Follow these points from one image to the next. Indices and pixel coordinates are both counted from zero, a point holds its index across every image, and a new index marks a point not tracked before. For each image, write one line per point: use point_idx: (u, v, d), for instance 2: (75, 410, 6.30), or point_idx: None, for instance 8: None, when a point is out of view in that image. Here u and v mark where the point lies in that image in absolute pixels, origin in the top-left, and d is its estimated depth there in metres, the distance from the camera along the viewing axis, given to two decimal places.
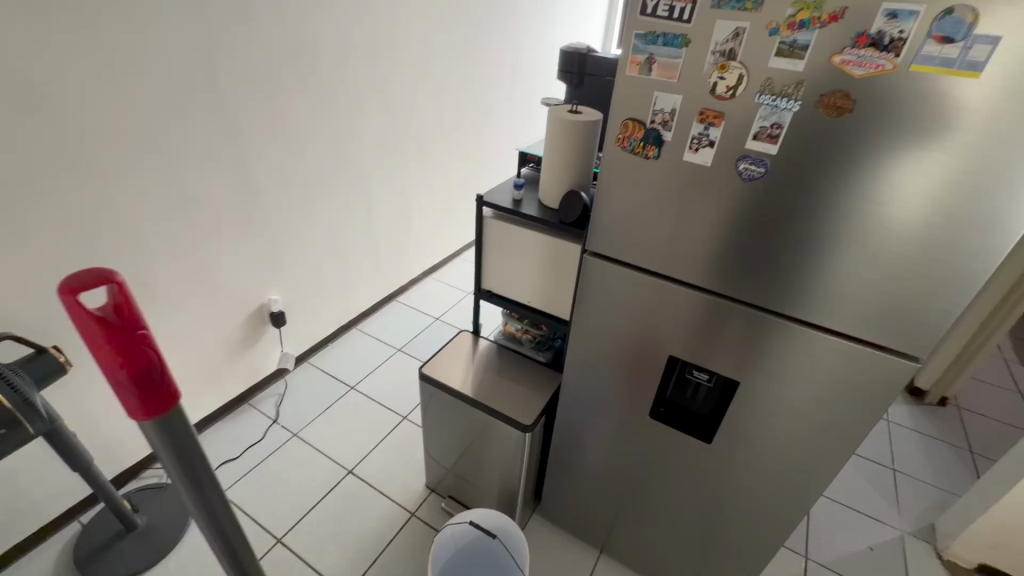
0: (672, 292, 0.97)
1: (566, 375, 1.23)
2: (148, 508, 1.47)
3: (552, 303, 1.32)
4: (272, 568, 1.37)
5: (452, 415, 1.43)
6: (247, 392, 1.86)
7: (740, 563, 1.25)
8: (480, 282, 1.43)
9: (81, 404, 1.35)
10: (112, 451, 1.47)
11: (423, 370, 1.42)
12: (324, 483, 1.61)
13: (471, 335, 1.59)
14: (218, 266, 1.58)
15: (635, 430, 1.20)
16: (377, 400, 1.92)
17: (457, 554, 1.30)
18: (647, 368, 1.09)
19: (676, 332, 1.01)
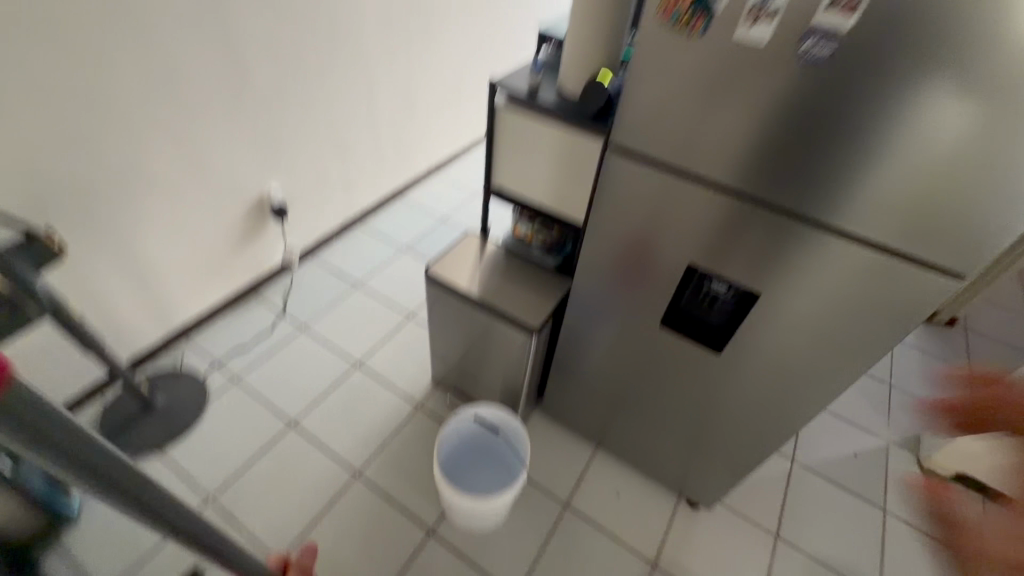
0: (698, 196, 0.89)
1: (578, 278, 1.19)
2: (166, 390, 1.53)
3: (565, 204, 1.24)
4: (288, 448, 1.47)
5: (457, 315, 1.42)
6: (253, 285, 1.85)
7: (732, 463, 1.30)
8: (489, 179, 1.34)
9: (87, 290, 1.35)
10: (124, 337, 1.50)
11: (429, 269, 1.39)
12: (333, 374, 1.66)
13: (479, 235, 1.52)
14: (213, 152, 1.48)
15: (642, 337, 1.19)
16: (382, 297, 1.92)
17: (460, 445, 1.36)
18: (661, 275, 1.04)
19: (696, 239, 0.95)
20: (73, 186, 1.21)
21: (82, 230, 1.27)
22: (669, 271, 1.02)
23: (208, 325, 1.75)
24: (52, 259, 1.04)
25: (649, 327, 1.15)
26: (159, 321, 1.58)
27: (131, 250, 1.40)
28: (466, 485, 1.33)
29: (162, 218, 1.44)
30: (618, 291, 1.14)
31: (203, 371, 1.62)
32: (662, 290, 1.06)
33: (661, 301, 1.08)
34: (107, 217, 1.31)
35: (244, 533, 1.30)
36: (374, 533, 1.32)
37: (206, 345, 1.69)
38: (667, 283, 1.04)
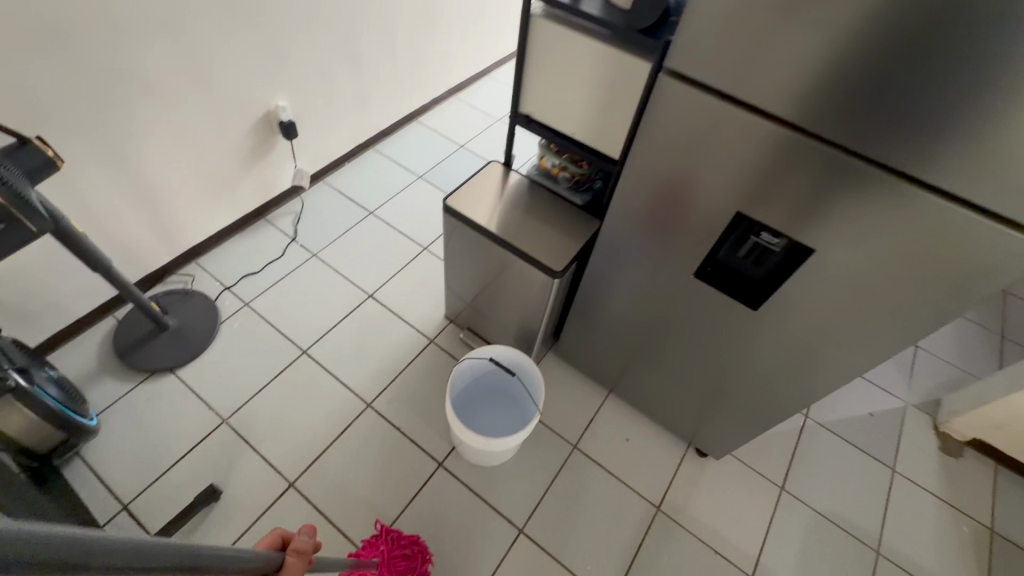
0: (761, 134, 0.77)
1: (609, 219, 1.10)
2: (178, 311, 1.52)
3: (600, 136, 1.13)
4: (300, 375, 1.47)
5: (475, 252, 1.35)
6: (263, 208, 1.78)
7: (749, 419, 1.27)
8: (517, 103, 1.21)
9: (88, 205, 1.29)
10: (131, 255, 1.46)
11: (447, 200, 1.30)
12: (345, 304, 1.63)
13: (502, 166, 1.41)
14: (213, 58, 1.35)
15: (671, 287, 1.11)
16: (396, 227, 1.84)
17: (473, 383, 1.34)
18: (703, 223, 0.94)
19: (750, 186, 0.84)
20: (63, 89, 1.11)
21: (77, 140, 1.19)
22: (713, 219, 0.92)
23: (218, 247, 1.70)
24: (51, 175, 0.97)
25: (681, 277, 1.07)
26: (166, 240, 1.53)
27: (130, 163, 1.32)
28: (477, 423, 1.33)
29: (162, 131, 1.34)
30: (651, 237, 1.05)
31: (214, 294, 1.59)
32: (701, 239, 0.97)
33: (700, 250, 0.99)
34: (102, 127, 1.22)
35: (260, 453, 1.32)
36: (385, 461, 1.35)
37: (217, 267, 1.65)
38: (708, 231, 0.95)
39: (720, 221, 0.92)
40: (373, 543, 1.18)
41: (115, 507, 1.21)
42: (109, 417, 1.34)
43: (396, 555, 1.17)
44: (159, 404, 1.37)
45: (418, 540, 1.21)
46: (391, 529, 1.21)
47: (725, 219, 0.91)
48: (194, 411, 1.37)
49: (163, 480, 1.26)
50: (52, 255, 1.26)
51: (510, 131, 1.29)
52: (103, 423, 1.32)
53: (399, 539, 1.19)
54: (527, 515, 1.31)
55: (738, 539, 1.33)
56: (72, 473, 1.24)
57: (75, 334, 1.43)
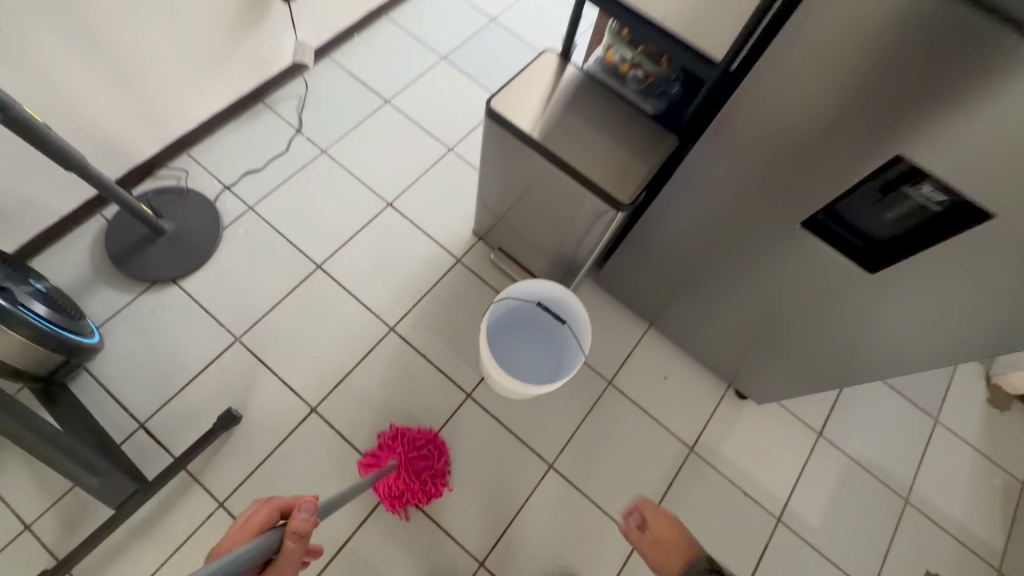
0: (949, 19, 0.55)
1: (703, 145, 0.88)
2: (172, 213, 1.34)
3: (701, 28, 0.84)
4: (315, 292, 1.34)
5: (520, 168, 1.13)
6: (260, 89, 1.51)
7: (810, 376, 1.17)
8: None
9: (41, 75, 1.05)
10: (109, 143, 1.25)
11: (491, 102, 1.05)
12: (361, 213, 1.45)
13: (557, 57, 1.12)
14: None
15: (756, 230, 0.93)
16: (417, 122, 1.58)
17: (516, 308, 1.23)
18: (825, 147, 0.74)
19: (907, 95, 0.63)
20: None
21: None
22: (841, 139, 0.72)
23: (213, 135, 1.47)
24: None
25: (776, 219, 0.88)
26: (147, 125, 1.30)
27: (87, 22, 1.05)
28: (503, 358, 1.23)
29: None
30: (752, 174, 0.85)
31: (212, 194, 1.40)
32: (818, 168, 0.77)
33: (818, 191, 0.79)
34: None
35: (277, 377, 1.24)
36: (410, 389, 1.27)
37: (212, 161, 1.44)
38: (830, 158, 0.74)
39: (861, 154, 0.71)
40: (389, 445, 1.18)
41: (131, 425, 1.16)
42: (113, 329, 1.24)
43: (415, 456, 1.18)
44: (164, 319, 1.26)
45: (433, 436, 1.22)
46: (405, 430, 1.21)
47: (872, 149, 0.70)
48: (204, 327, 1.27)
49: (178, 399, 1.19)
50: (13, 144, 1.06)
51: (576, 10, 0.98)
52: (106, 336, 1.23)
53: (413, 438, 1.20)
54: (557, 449, 1.27)
55: (768, 483, 1.30)
56: (80, 388, 1.17)
57: (62, 235, 1.28)
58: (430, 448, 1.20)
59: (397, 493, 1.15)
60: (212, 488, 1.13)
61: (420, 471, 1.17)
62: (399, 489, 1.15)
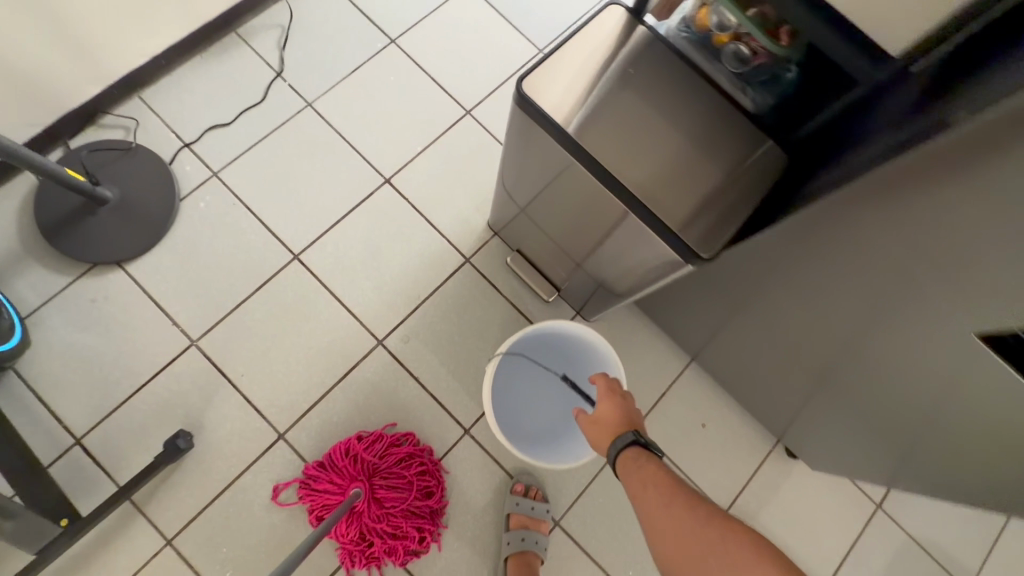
0: None
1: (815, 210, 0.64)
2: (115, 177, 1.07)
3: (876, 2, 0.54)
4: (290, 289, 1.10)
5: (556, 178, 0.82)
6: (231, 13, 1.18)
7: (884, 470, 0.93)
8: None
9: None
10: (28, 83, 0.96)
11: (522, 86, 0.72)
12: (352, 189, 1.17)
13: (627, 16, 0.77)
14: None
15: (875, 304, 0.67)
16: (429, 72, 1.25)
17: (553, 344, 1.03)
18: (886, 194, 0.55)
19: (979, 133, 0.45)
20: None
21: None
22: (906, 186, 0.52)
23: (171, 73, 1.16)
24: None
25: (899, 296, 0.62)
26: (76, 58, 1.00)
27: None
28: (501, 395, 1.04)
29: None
30: (879, 262, 0.61)
31: (169, 153, 1.12)
32: (878, 221, 0.58)
33: (982, 281, 0.53)
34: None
35: (239, 392, 1.04)
36: (397, 419, 1.07)
37: (169, 109, 1.14)
38: (890, 208, 0.55)
39: None
40: (348, 469, 1.00)
41: (67, 440, 0.98)
42: (45, 320, 1.03)
43: (380, 484, 1.00)
44: (107, 311, 1.04)
45: (432, 457, 1.04)
46: (377, 448, 1.02)
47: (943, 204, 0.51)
48: (154, 326, 1.05)
49: (123, 413, 1.00)
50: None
51: None
52: (37, 330, 1.02)
53: (387, 448, 1.02)
54: (566, 503, 1.08)
55: (810, 560, 1.11)
56: (6, 393, 0.98)
57: None
58: (421, 473, 1.03)
59: (354, 532, 0.98)
60: (160, 522, 0.97)
61: (388, 504, 1.00)
62: (357, 532, 0.98)
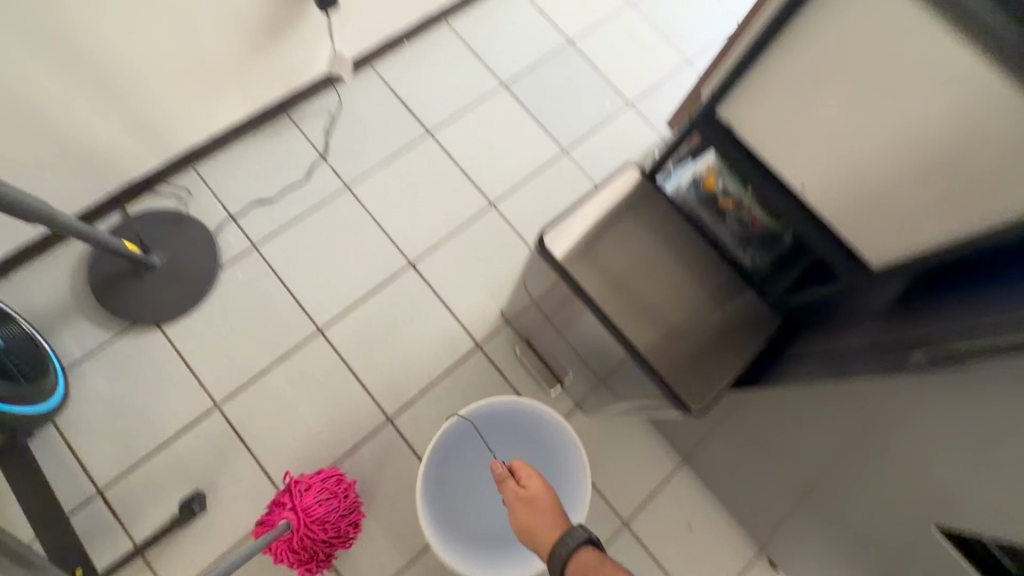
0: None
1: (792, 386, 0.71)
2: (164, 244, 1.17)
3: (863, 217, 0.64)
4: (311, 362, 1.17)
5: (567, 305, 0.90)
6: (286, 100, 1.30)
7: None
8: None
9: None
10: (100, 160, 1.08)
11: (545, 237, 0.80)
12: (378, 270, 1.25)
13: (642, 173, 0.86)
14: None
15: (846, 469, 0.72)
16: (460, 164, 1.36)
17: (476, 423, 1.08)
18: (841, 397, 0.63)
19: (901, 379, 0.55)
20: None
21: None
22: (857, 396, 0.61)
23: (226, 148, 1.27)
24: None
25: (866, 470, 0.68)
26: (146, 139, 1.11)
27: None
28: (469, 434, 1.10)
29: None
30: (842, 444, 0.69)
31: (215, 224, 1.22)
32: (839, 413, 0.65)
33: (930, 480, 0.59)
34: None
35: (252, 459, 1.10)
36: (398, 498, 1.12)
37: (221, 181, 1.25)
38: (846, 408, 0.64)
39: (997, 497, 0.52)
40: (276, 501, 1.01)
41: (89, 490, 1.05)
42: (83, 373, 1.11)
43: (305, 506, 1.00)
44: (141, 369, 1.12)
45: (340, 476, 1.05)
46: (295, 478, 1.04)
47: (886, 414, 0.59)
48: (182, 389, 1.12)
49: (143, 467, 1.07)
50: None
51: None
52: (76, 382, 1.10)
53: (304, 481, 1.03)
54: None
55: None
56: (41, 439, 1.06)
57: (45, 252, 1.15)
58: (336, 490, 1.04)
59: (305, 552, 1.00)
60: None
61: (319, 519, 1.00)
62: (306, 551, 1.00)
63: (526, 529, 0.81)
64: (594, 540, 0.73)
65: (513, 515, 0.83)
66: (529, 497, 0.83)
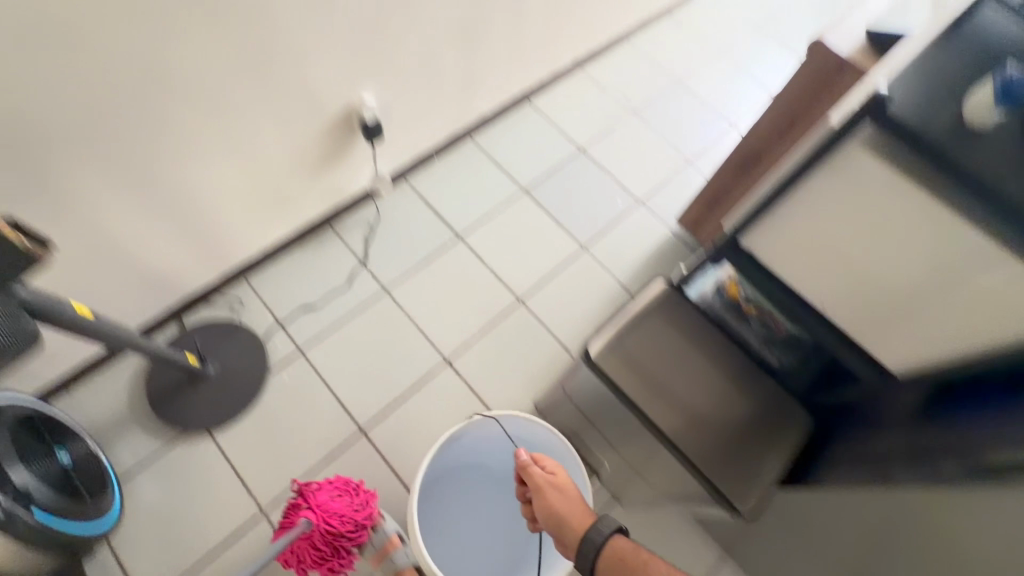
0: None
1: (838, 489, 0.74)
2: (218, 352, 1.25)
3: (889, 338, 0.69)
4: (354, 464, 1.21)
5: (608, 407, 0.96)
6: (330, 214, 1.43)
7: None
8: (739, 233, 0.72)
9: (97, 225, 0.97)
10: (167, 279, 1.18)
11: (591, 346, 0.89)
12: (416, 369, 1.32)
13: (669, 283, 0.95)
14: (280, 44, 0.98)
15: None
16: (489, 263, 1.47)
17: (460, 449, 1.09)
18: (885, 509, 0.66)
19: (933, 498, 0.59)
20: (37, 60, 0.74)
21: (59, 132, 0.82)
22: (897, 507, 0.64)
23: (275, 259, 1.38)
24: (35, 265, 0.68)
25: None
26: (209, 259, 1.22)
27: (154, 173, 0.98)
28: (491, 437, 1.10)
29: (192, 126, 0.97)
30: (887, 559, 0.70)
31: (264, 330, 1.31)
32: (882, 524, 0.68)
33: None
34: (103, 123, 0.86)
35: None
36: None
37: (270, 290, 1.35)
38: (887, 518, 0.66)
39: None
40: (291, 505, 1.00)
41: None
42: (136, 482, 1.14)
43: (323, 506, 0.98)
44: (191, 476, 1.16)
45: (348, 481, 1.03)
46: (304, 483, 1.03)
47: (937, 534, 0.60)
48: (231, 497, 1.15)
49: None
50: (50, 288, 0.98)
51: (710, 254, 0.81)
52: (128, 492, 1.13)
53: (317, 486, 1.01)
54: None
55: None
56: (92, 556, 1.07)
57: (107, 364, 1.22)
58: (348, 491, 1.02)
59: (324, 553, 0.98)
60: None
61: (338, 520, 0.98)
62: (324, 552, 0.98)
63: (552, 513, 0.83)
64: (624, 529, 0.77)
65: (538, 499, 0.86)
66: (557, 485, 0.86)
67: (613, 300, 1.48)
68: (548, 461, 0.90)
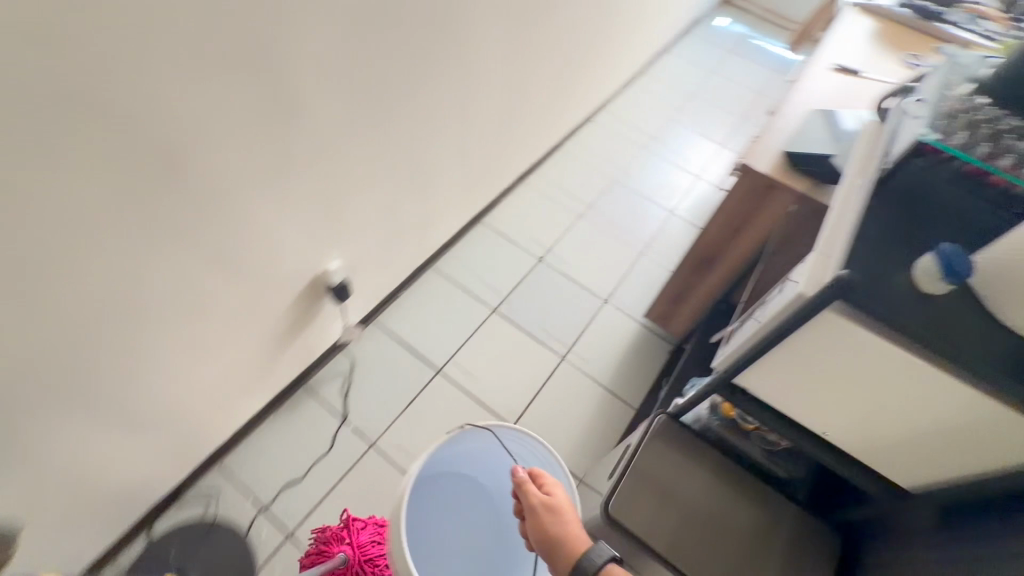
0: None
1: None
2: (199, 562, 1.12)
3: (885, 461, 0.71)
4: None
5: None
6: (302, 376, 1.37)
7: None
8: (732, 375, 0.75)
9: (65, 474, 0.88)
10: (136, 496, 1.06)
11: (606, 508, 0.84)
12: None
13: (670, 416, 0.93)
14: (254, 250, 0.97)
15: None
16: (474, 394, 1.45)
17: (452, 454, 1.07)
18: None
19: None
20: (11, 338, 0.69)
21: (30, 400, 0.75)
22: None
23: (249, 436, 1.29)
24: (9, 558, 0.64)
25: None
26: (180, 461, 1.12)
27: (129, 403, 0.91)
28: (484, 446, 1.07)
29: (169, 350, 0.92)
30: None
31: (247, 522, 1.19)
32: None
33: None
34: (80, 377, 0.80)
35: None
36: None
37: (247, 473, 1.25)
38: None
39: None
40: (333, 536, 1.11)
41: None
42: None
43: (360, 542, 1.10)
44: None
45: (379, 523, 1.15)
46: (351, 517, 1.15)
47: None
48: None
49: None
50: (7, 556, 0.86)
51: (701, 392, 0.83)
52: None
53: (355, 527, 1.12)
54: None
55: None
56: None
57: None
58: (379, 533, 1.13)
59: None
60: None
61: (368, 555, 1.08)
62: None
63: (544, 537, 0.79)
64: (619, 558, 0.72)
65: (531, 521, 0.81)
66: (551, 507, 0.81)
67: (601, 406, 1.49)
68: (547, 480, 0.86)
